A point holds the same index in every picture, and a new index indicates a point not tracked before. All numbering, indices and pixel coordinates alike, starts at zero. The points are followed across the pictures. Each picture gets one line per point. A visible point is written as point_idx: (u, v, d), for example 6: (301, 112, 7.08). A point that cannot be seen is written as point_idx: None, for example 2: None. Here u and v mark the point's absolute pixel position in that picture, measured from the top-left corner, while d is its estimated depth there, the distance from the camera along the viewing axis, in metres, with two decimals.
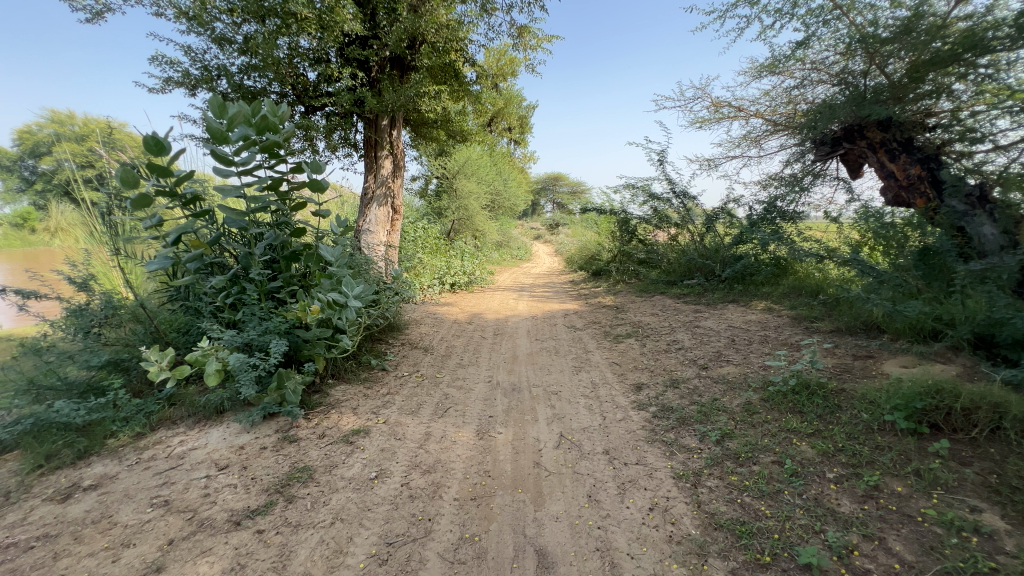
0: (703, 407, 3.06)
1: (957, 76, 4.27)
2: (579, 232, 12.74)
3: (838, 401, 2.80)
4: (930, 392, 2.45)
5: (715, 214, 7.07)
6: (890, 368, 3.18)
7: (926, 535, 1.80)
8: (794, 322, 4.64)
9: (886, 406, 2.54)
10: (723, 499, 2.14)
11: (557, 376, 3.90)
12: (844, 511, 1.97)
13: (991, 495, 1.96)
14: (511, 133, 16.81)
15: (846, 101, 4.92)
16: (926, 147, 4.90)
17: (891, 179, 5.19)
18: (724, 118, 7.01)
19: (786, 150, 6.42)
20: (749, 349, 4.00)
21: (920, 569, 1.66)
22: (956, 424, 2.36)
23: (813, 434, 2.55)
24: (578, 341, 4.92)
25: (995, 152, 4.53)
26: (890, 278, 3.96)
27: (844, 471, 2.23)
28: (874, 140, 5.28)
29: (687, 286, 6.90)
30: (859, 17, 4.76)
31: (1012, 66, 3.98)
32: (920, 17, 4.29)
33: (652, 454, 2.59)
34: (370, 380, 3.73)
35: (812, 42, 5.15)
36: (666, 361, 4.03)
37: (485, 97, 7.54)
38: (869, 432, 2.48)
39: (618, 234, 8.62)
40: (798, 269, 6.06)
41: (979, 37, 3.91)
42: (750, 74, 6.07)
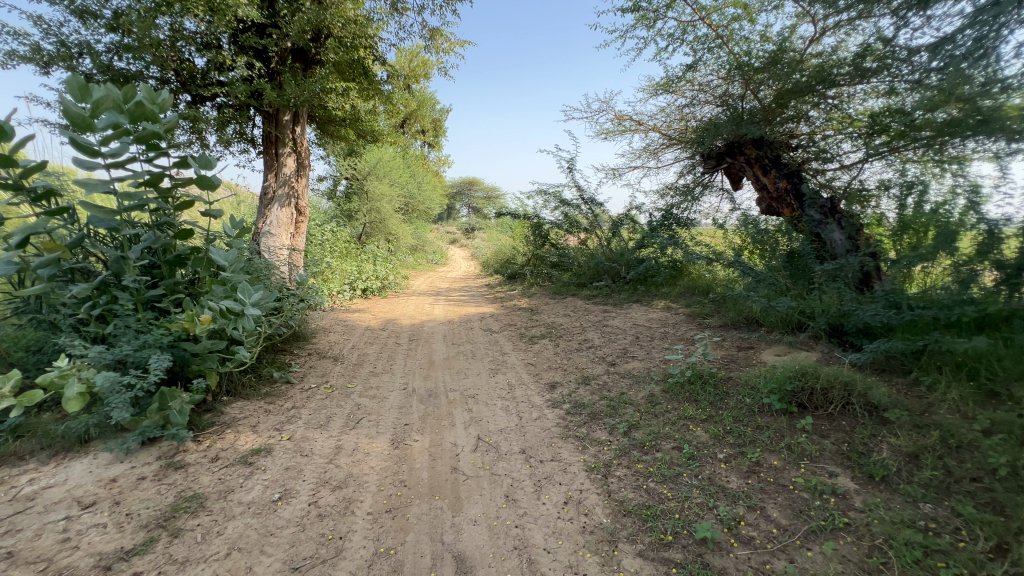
0: (612, 401, 3.24)
1: (812, 104, 5.07)
2: (495, 236, 12.92)
3: (726, 388, 3.12)
4: (798, 375, 2.84)
5: (620, 220, 7.56)
6: (766, 357, 3.62)
7: (797, 500, 2.06)
8: (689, 318, 5.09)
9: (764, 390, 2.89)
10: (631, 487, 2.28)
11: (474, 379, 3.89)
12: (732, 487, 2.20)
13: (844, 461, 2.30)
14: (424, 136, 16.56)
15: (727, 120, 5.50)
16: (790, 164, 5.62)
17: (764, 192, 5.83)
18: (626, 131, 7.53)
19: (680, 162, 7.05)
20: (651, 344, 4.33)
21: (792, 531, 1.90)
22: (817, 402, 2.75)
23: (705, 419, 2.82)
24: (494, 344, 4.97)
25: (841, 170, 5.37)
26: (765, 278, 4.52)
27: (732, 451, 2.49)
28: (750, 156, 5.84)
29: (597, 288, 7.27)
30: (737, 47, 5.37)
31: (851, 98, 4.87)
32: (784, 51, 4.96)
33: (566, 449, 2.68)
34: (272, 395, 3.44)
35: (699, 66, 5.71)
36: (577, 359, 4.21)
37: (396, 97, 7.35)
38: (751, 414, 2.80)
39: (531, 238, 8.84)
40: (691, 271, 6.69)
41: (828, 72, 4.66)
42: (647, 91, 6.56)
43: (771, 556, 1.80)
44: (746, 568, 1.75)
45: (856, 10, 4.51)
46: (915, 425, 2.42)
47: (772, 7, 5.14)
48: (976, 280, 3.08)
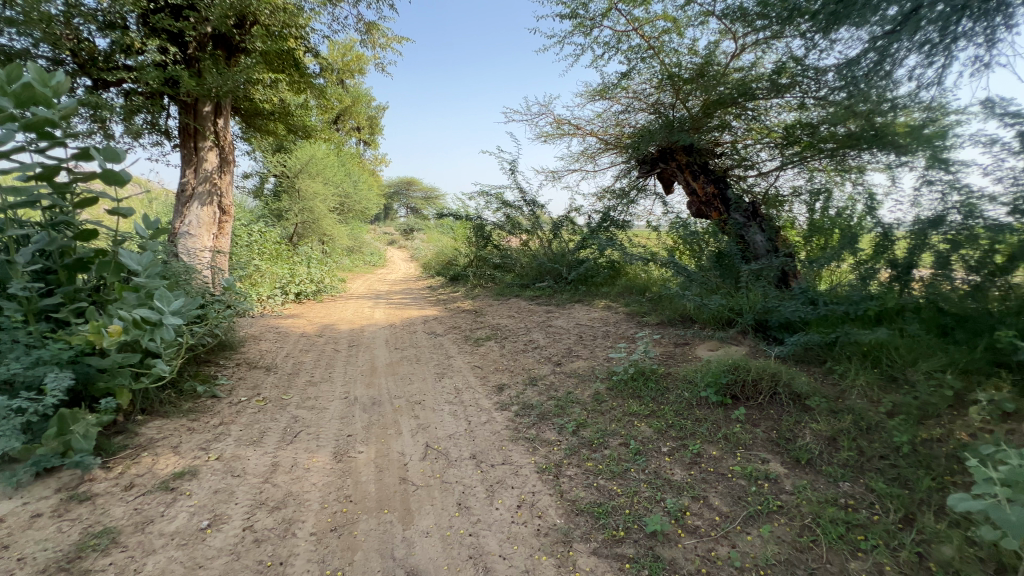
0: (559, 401, 3.27)
1: (734, 115, 5.42)
2: (436, 237, 12.72)
3: (666, 383, 3.26)
4: (731, 369, 3.02)
5: (560, 221, 7.71)
6: (701, 352, 3.83)
7: (735, 488, 2.19)
8: (629, 317, 5.28)
9: (701, 383, 3.05)
10: (582, 485, 2.31)
11: (419, 385, 3.78)
12: (677, 479, 2.29)
13: (774, 447, 2.47)
14: (359, 133, 15.98)
15: (661, 127, 5.68)
16: (716, 171, 6.01)
17: (693, 196, 6.13)
18: (565, 135, 7.69)
19: (616, 166, 7.30)
20: (594, 343, 4.43)
21: (733, 517, 2.01)
22: (749, 393, 2.93)
23: (649, 415, 2.93)
24: (439, 347, 4.87)
25: (760, 178, 5.81)
26: (697, 278, 4.79)
27: (674, 444, 2.59)
28: (681, 162, 6.11)
29: (540, 289, 7.35)
30: (667, 58, 5.64)
31: (767, 111, 5.30)
32: (709, 65, 5.29)
33: (516, 452, 2.67)
34: (196, 410, 3.14)
35: (633, 75, 5.95)
36: (524, 360, 4.23)
37: (330, 92, 7.01)
38: (691, 407, 2.94)
39: (474, 240, 8.79)
40: (629, 271, 6.95)
41: (749, 86, 5.02)
42: (585, 96, 6.73)
43: (715, 543, 1.88)
44: (694, 557, 1.83)
45: (771, 30, 4.92)
46: (832, 410, 2.65)
47: (698, 23, 5.46)
48: (875, 277, 3.45)
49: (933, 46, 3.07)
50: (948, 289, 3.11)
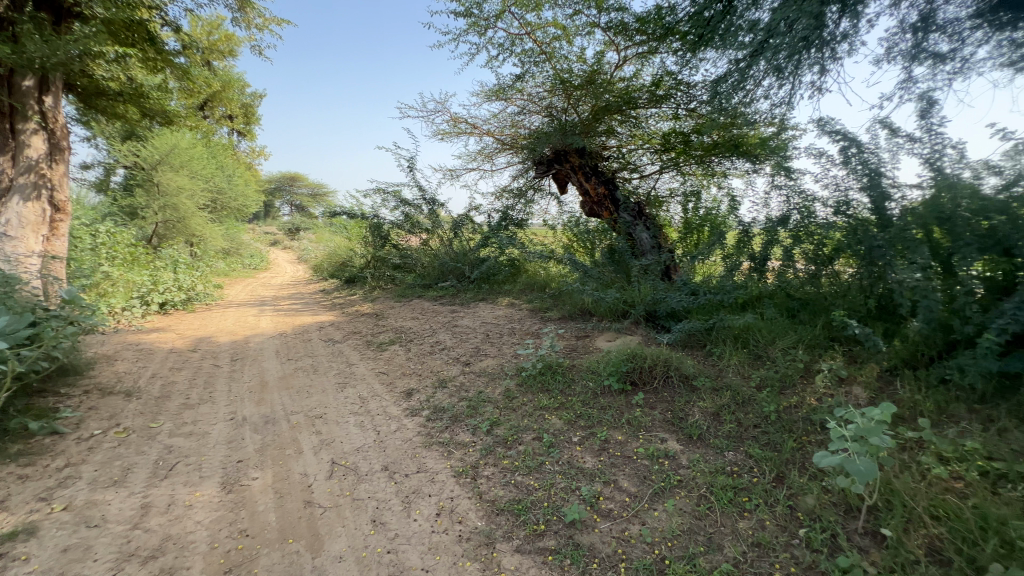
0: (471, 401, 3.25)
1: (619, 121, 5.85)
2: (327, 237, 11.90)
3: (572, 375, 3.41)
4: (630, 357, 3.26)
5: (461, 220, 7.68)
6: (600, 344, 4.06)
7: (641, 468, 2.35)
8: (532, 313, 5.43)
9: (604, 373, 3.24)
10: (500, 484, 2.32)
11: (318, 397, 3.50)
12: (589, 467, 2.40)
13: (670, 426, 2.70)
14: (232, 122, 14.36)
15: (555, 130, 5.89)
16: (605, 173, 6.33)
17: (585, 196, 6.37)
18: (462, 133, 7.66)
19: (513, 166, 7.45)
20: (501, 341, 4.48)
21: (641, 496, 2.16)
22: (646, 378, 3.18)
23: (558, 407, 3.03)
24: (339, 355, 4.56)
25: (642, 180, 6.37)
26: (594, 273, 5.08)
27: (584, 433, 2.72)
28: (574, 163, 6.29)
29: (442, 289, 7.24)
30: (558, 64, 5.86)
31: (647, 120, 5.82)
32: (597, 73, 5.61)
33: (431, 458, 2.60)
34: (30, 452, 2.57)
35: (526, 78, 6.10)
36: (431, 363, 4.13)
37: (195, 74, 6.17)
38: (596, 396, 3.11)
39: (370, 239, 8.38)
40: (529, 268, 7.14)
41: (632, 95, 5.50)
42: (481, 96, 6.75)
43: (627, 523, 2.01)
44: (610, 539, 1.93)
45: (648, 45, 5.39)
46: (714, 388, 2.98)
47: (586, 33, 5.78)
48: (739, 268, 4.01)
49: (779, 72, 3.54)
50: (792, 276, 3.75)
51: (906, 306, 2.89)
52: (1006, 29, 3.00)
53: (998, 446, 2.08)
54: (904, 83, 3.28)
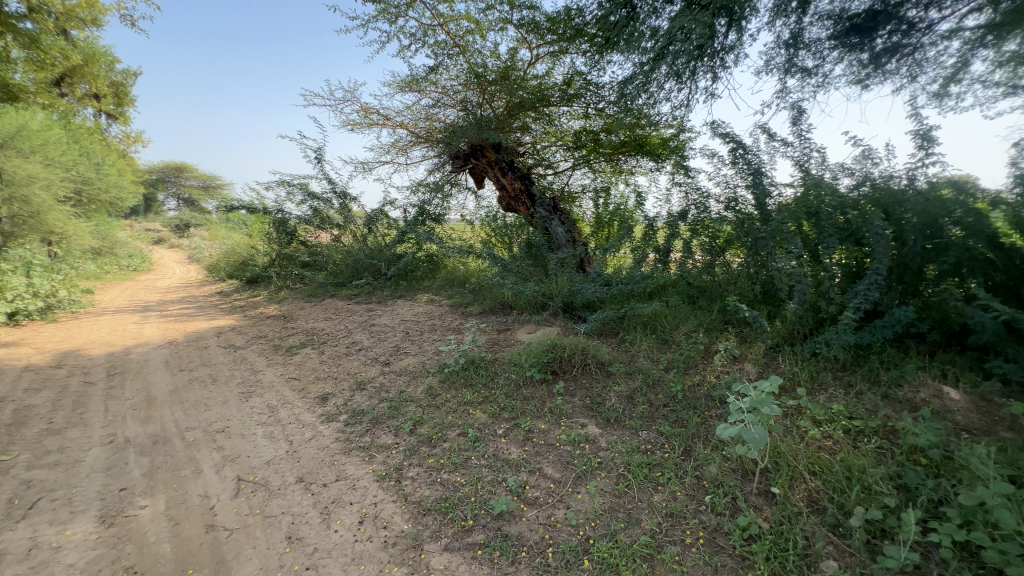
0: (392, 402, 3.14)
1: (533, 118, 5.96)
2: (223, 233, 10.83)
3: (495, 369, 3.43)
4: (550, 347, 3.34)
5: (375, 215, 7.37)
6: (521, 336, 4.13)
7: (564, 454, 2.43)
8: (453, 309, 5.38)
9: (526, 364, 3.30)
10: (425, 484, 2.27)
11: (219, 409, 3.18)
12: (514, 457, 2.43)
13: (590, 411, 2.82)
14: (98, 102, 12.48)
15: (470, 124, 5.82)
16: (521, 168, 6.39)
17: (502, 191, 6.47)
18: (374, 124, 7.34)
19: (428, 160, 7.28)
20: (422, 339, 4.38)
21: (565, 481, 2.23)
22: (565, 367, 3.29)
23: (482, 401, 3.04)
24: (242, 362, 4.16)
25: (556, 176, 6.54)
26: (513, 267, 5.14)
27: (508, 424, 2.75)
28: (491, 158, 6.30)
29: (357, 287, 6.91)
30: (473, 58, 5.81)
31: (560, 118, 5.99)
32: (511, 69, 5.66)
33: (351, 464, 2.47)
34: None
35: (440, 70, 5.99)
36: (347, 365, 3.92)
37: (47, 44, 5.25)
38: (519, 388, 3.16)
39: (275, 236, 7.76)
40: (448, 263, 7.05)
41: (545, 93, 5.64)
42: (393, 86, 6.51)
43: (553, 508, 2.07)
44: (537, 526, 1.97)
45: (558, 45, 5.55)
46: (627, 372, 3.17)
47: (499, 29, 5.80)
48: (646, 259, 4.29)
49: (678, 76, 3.82)
50: (691, 266, 4.07)
51: (785, 290, 3.29)
52: (855, 51, 3.59)
53: (857, 407, 2.44)
54: (780, 93, 3.69)
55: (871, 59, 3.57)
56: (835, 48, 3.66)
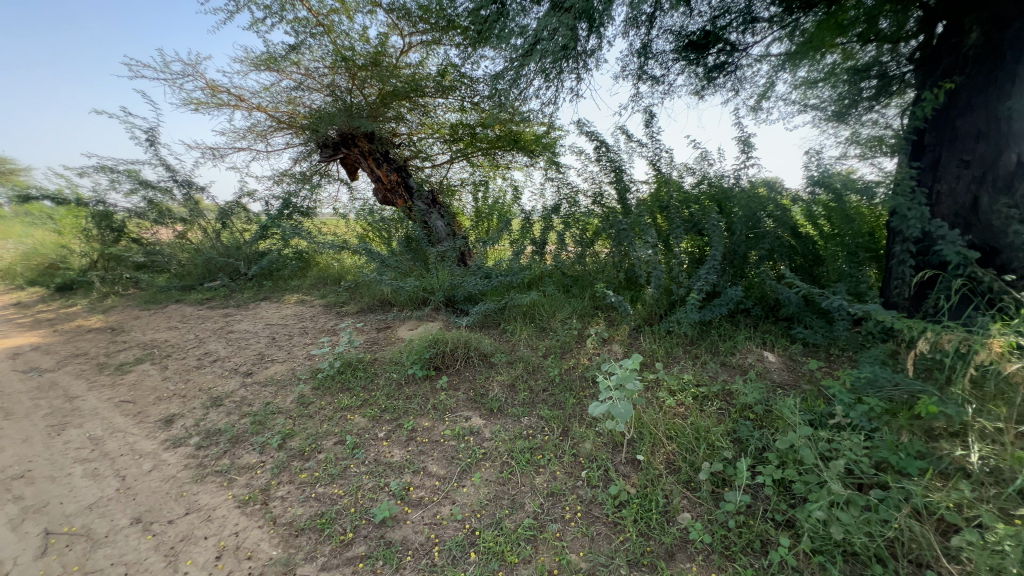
0: (256, 416, 2.80)
1: (408, 109, 5.76)
2: (18, 230, 8.66)
3: (375, 369, 3.27)
4: (432, 343, 3.30)
5: (229, 208, 6.46)
6: (402, 333, 4.00)
7: (449, 450, 2.40)
8: (326, 309, 5.00)
9: (408, 362, 3.21)
10: (298, 501, 2.08)
11: (17, 450, 2.54)
12: (397, 459, 2.34)
13: (474, 403, 2.83)
14: None
15: (339, 111, 5.39)
16: (397, 159, 6.11)
17: (378, 182, 6.03)
18: (223, 105, 6.45)
19: (292, 148, 6.63)
20: (291, 343, 3.99)
21: (450, 476, 2.21)
22: (448, 361, 3.26)
23: (361, 405, 2.87)
24: (51, 388, 3.38)
25: (435, 169, 6.42)
26: (391, 262, 4.93)
27: (390, 426, 2.64)
28: (363, 148, 5.92)
29: (210, 290, 6.06)
30: (339, 40, 5.38)
31: (436, 110, 5.87)
32: (382, 56, 5.38)
33: (205, 493, 2.16)
34: None
35: (302, 50, 5.47)
36: (198, 379, 3.41)
37: None
38: (400, 387, 3.05)
39: (95, 232, 6.43)
40: (320, 260, 6.54)
41: (418, 83, 5.49)
42: (245, 64, 5.78)
43: (439, 505, 2.04)
44: (422, 526, 1.92)
45: (431, 35, 5.43)
46: (508, 361, 3.25)
47: (367, 12, 5.47)
48: (524, 251, 4.42)
49: (546, 74, 3.98)
50: (564, 257, 4.30)
51: (644, 276, 3.65)
52: (693, 65, 4.10)
53: (702, 375, 2.81)
54: (635, 97, 4.07)
55: (705, 74, 4.13)
56: (677, 61, 4.12)
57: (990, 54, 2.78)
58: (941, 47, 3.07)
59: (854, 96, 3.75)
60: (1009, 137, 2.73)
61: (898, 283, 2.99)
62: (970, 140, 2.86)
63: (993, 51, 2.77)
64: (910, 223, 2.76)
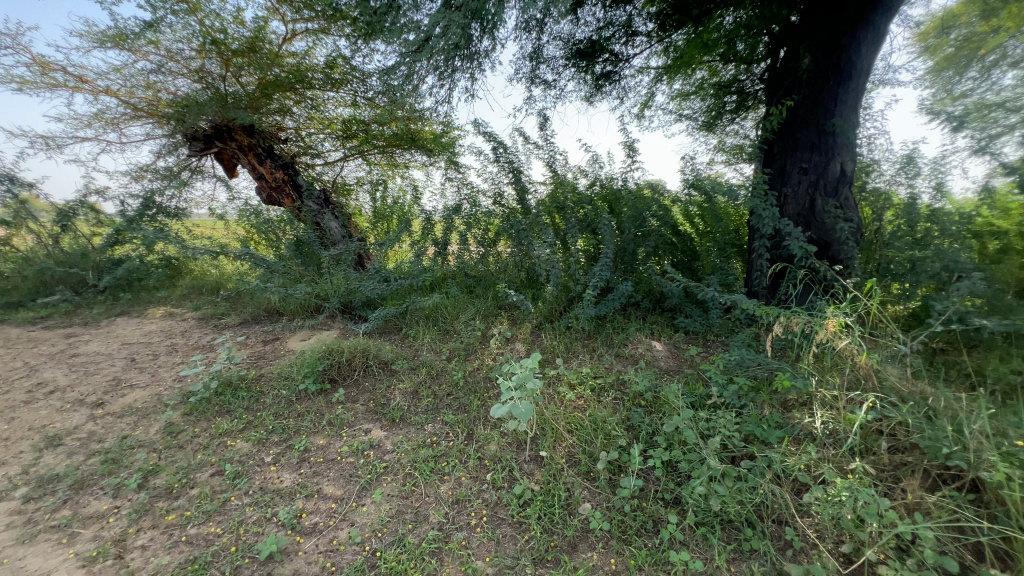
0: (107, 453, 2.37)
1: (294, 101, 5.31)
2: None
3: (260, 387, 2.95)
4: (326, 353, 3.07)
5: (70, 209, 5.36)
6: (293, 345, 3.67)
7: (346, 468, 2.24)
8: (201, 322, 4.43)
9: (299, 377, 2.94)
10: (163, 550, 1.80)
11: None
12: (286, 485, 2.13)
13: (374, 415, 2.68)
14: None
15: (209, 99, 4.72)
16: (283, 156, 5.59)
17: (262, 180, 5.49)
18: (58, 86, 5.42)
19: (154, 140, 5.77)
20: (156, 364, 3.46)
21: (348, 496, 2.07)
22: (344, 373, 3.05)
23: (244, 428, 2.57)
24: None
25: (326, 167, 6.00)
26: (279, 267, 4.51)
27: (279, 448, 2.40)
28: (242, 142, 5.31)
29: (45, 306, 5.06)
30: (208, 20, 4.75)
31: (326, 104, 5.48)
32: (261, 42, 4.86)
33: (35, 555, 1.78)
34: None
35: (162, 28, 4.77)
36: (28, 416, 2.81)
37: None
38: (290, 404, 2.79)
39: None
40: (193, 268, 5.78)
41: (304, 74, 5.08)
42: (86, 39, 4.90)
43: (335, 530, 1.89)
44: (316, 556, 1.77)
45: (318, 23, 5.05)
46: (411, 367, 3.14)
47: None
48: (425, 253, 4.28)
49: (439, 72, 3.89)
50: (467, 257, 4.26)
51: (543, 275, 3.74)
52: (584, 73, 4.30)
53: (599, 367, 2.95)
54: (529, 100, 4.16)
55: (594, 81, 4.36)
56: (568, 67, 4.26)
57: (818, 80, 3.28)
58: (783, 70, 3.54)
59: (719, 109, 4.31)
60: (834, 149, 3.28)
61: (758, 274, 3.41)
62: (806, 151, 3.34)
63: (820, 77, 3.27)
64: (765, 222, 3.16)
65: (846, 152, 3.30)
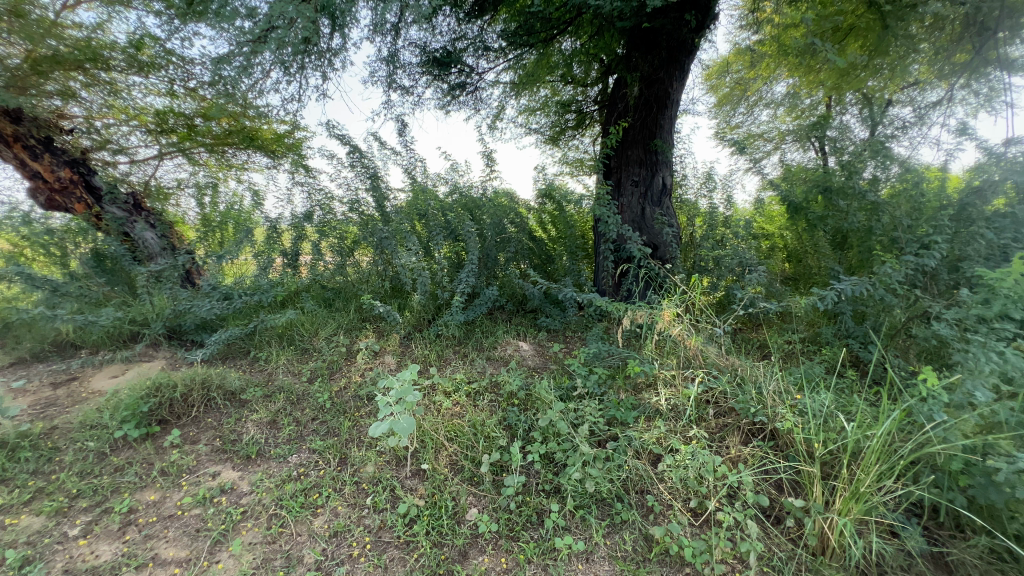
0: None
1: (82, 83, 4.27)
2: None
3: (54, 442, 2.32)
4: (151, 392, 2.54)
5: None
6: (100, 384, 2.97)
7: (191, 523, 1.90)
8: None
9: (114, 423, 2.39)
10: None
11: None
12: (106, 560, 1.72)
13: (221, 455, 2.31)
14: None
15: None
16: (69, 150, 4.41)
17: (37, 180, 4.29)
18: None
19: None
20: None
21: (196, 555, 1.76)
22: (179, 411, 2.57)
23: (32, 499, 2.00)
24: None
25: (133, 166, 4.96)
26: (70, 289, 3.60)
27: (90, 516, 1.92)
28: (2, 131, 4.08)
29: None
30: None
31: (130, 90, 4.53)
32: (27, 4, 3.80)
33: None
34: None
35: None
36: None
37: None
38: (102, 459, 2.25)
39: None
40: None
41: (95, 50, 4.13)
42: None
43: None
44: None
45: None
46: (265, 395, 2.77)
47: None
48: (273, 265, 3.83)
49: (285, 67, 3.53)
50: (322, 268, 3.92)
51: (409, 283, 3.65)
52: (439, 81, 4.33)
53: (473, 372, 2.98)
54: (385, 105, 4.03)
55: (449, 90, 4.41)
56: (424, 74, 4.24)
57: (643, 107, 3.84)
58: (615, 95, 4.04)
59: (562, 125, 4.81)
60: (657, 165, 3.86)
61: (604, 274, 3.82)
62: (636, 167, 3.87)
63: (645, 105, 3.83)
64: (610, 228, 3.54)
65: (666, 168, 3.90)
